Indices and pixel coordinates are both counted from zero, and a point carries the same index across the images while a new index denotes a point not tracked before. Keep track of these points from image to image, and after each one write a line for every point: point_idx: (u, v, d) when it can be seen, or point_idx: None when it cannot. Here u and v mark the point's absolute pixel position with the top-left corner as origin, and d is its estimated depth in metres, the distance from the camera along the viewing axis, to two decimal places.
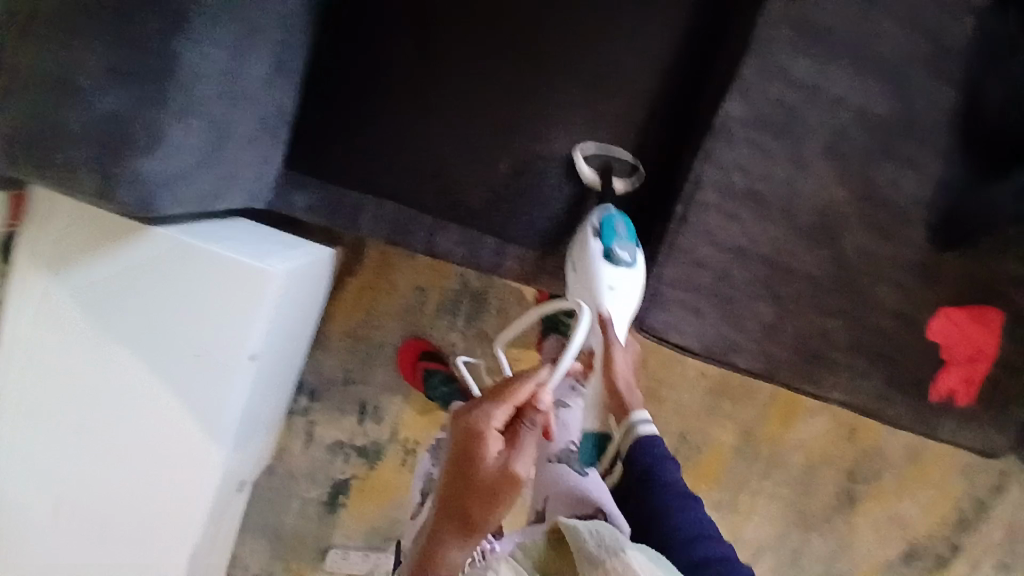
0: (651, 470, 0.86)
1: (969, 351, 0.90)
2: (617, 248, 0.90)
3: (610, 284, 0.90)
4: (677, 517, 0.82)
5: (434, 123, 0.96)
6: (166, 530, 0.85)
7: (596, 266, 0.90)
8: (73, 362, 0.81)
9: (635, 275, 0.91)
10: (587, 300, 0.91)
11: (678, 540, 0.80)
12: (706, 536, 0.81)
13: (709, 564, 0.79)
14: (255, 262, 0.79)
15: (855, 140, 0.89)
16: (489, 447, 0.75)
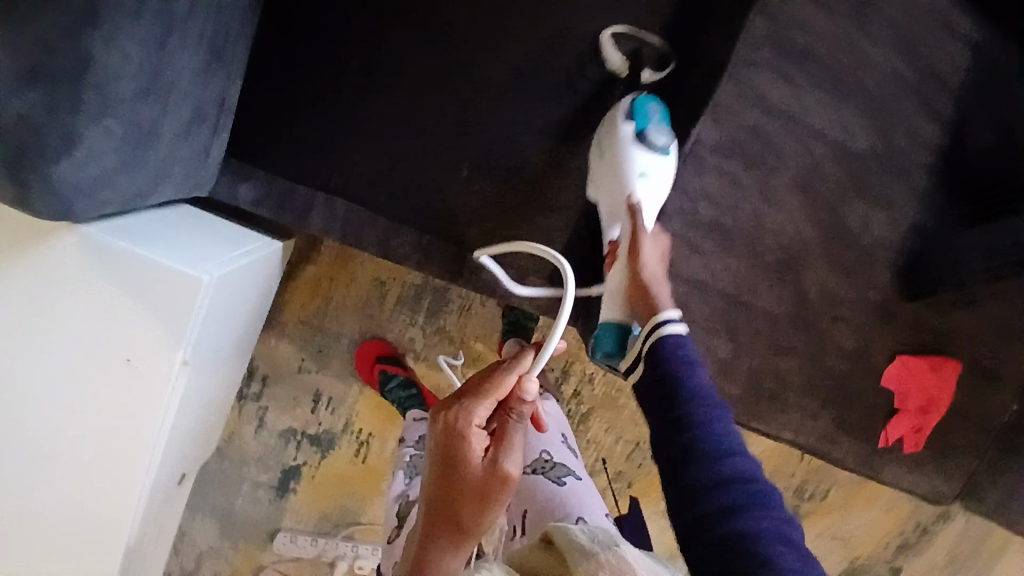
0: (667, 376, 0.60)
1: (922, 401, 0.90)
2: (652, 130, 0.75)
3: (643, 170, 0.75)
4: (699, 424, 0.57)
5: (393, 123, 0.91)
6: (89, 540, 0.81)
7: (625, 149, 0.75)
8: None
9: (669, 164, 0.77)
10: (613, 187, 0.76)
11: (695, 449, 0.56)
12: (738, 449, 0.56)
13: (733, 483, 0.54)
14: (187, 268, 0.75)
15: (831, 175, 0.83)
16: (474, 442, 0.62)
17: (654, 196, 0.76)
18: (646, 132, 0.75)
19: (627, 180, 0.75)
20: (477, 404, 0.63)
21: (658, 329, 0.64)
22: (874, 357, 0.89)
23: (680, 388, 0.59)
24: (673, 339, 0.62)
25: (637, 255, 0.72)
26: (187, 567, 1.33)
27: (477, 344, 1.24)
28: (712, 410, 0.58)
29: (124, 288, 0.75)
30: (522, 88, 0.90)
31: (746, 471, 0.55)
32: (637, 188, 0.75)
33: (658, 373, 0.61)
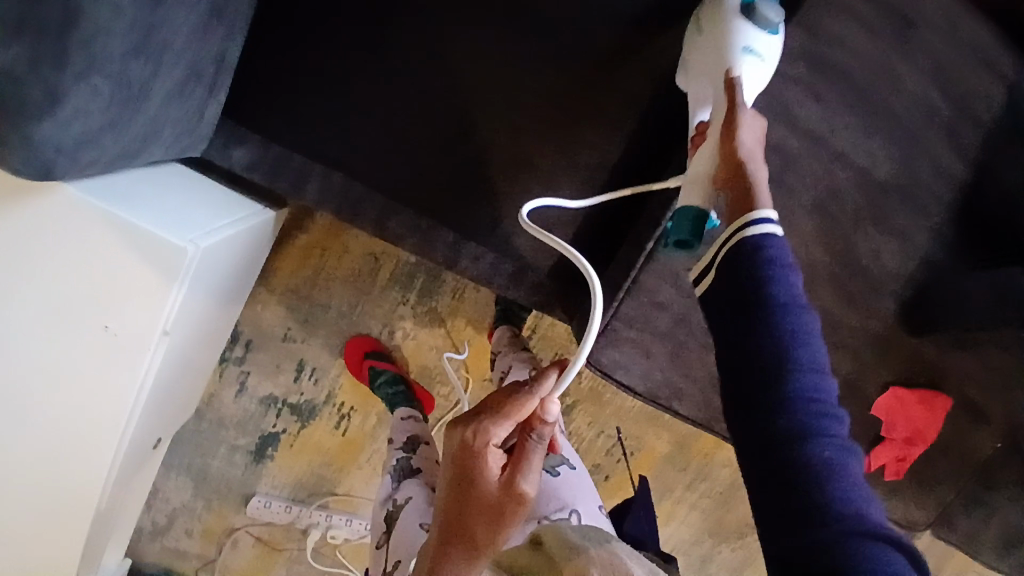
0: (762, 278, 0.52)
1: (908, 432, 0.89)
2: (763, 4, 0.67)
3: (751, 46, 0.65)
4: (786, 338, 0.50)
5: (400, 99, 0.86)
6: (60, 502, 0.80)
7: (736, 22, 0.66)
8: None
9: (776, 46, 0.68)
10: (712, 60, 0.67)
11: (778, 365, 0.49)
12: (817, 365, 0.50)
13: (808, 407, 0.49)
14: (172, 236, 0.71)
15: (850, 200, 0.81)
16: (490, 462, 0.64)
17: (756, 82, 0.67)
18: (756, 5, 0.67)
19: (730, 55, 0.66)
20: (494, 426, 0.64)
21: (750, 227, 0.53)
22: (868, 386, 0.88)
23: (769, 299, 0.51)
24: (765, 245, 0.52)
25: (734, 131, 0.59)
26: (160, 522, 1.34)
27: (467, 328, 1.22)
28: (802, 324, 0.51)
29: (104, 252, 0.71)
30: (539, 76, 0.85)
31: (820, 395, 0.50)
32: (741, 64, 0.65)
33: (746, 275, 0.52)
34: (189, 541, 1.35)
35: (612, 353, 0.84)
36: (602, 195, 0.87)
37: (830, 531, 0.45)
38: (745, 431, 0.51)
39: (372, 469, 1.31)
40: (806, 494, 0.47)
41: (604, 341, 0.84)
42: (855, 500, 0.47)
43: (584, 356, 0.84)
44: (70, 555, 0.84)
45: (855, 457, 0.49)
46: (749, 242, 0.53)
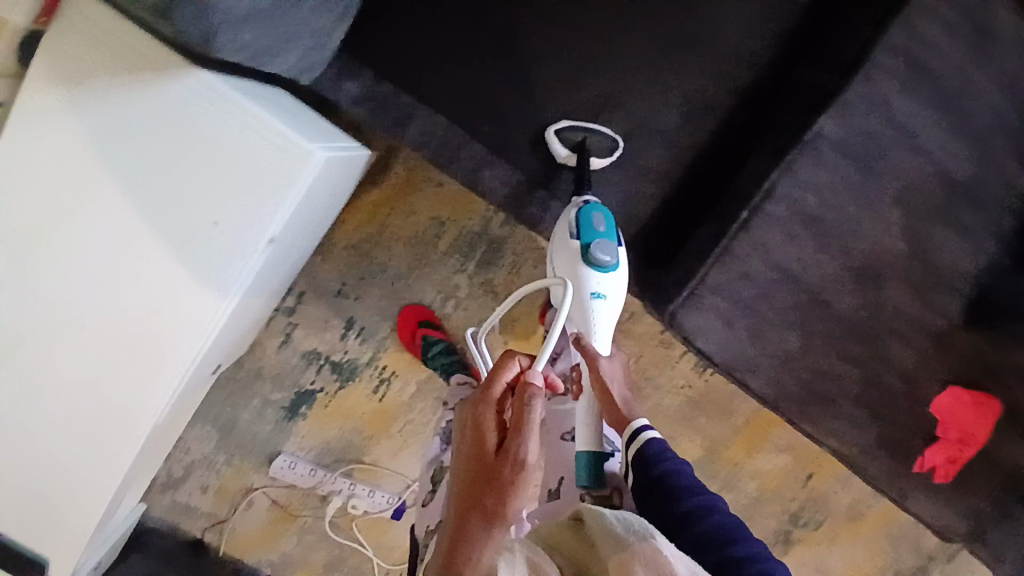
0: (664, 475, 0.76)
1: (961, 433, 0.91)
2: (596, 249, 0.84)
3: (598, 292, 0.86)
4: (705, 519, 0.70)
5: (513, 56, 0.90)
6: (132, 395, 0.80)
7: (582, 273, 0.86)
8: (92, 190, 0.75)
9: (619, 276, 0.87)
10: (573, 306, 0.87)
11: (716, 542, 0.68)
12: (743, 535, 0.68)
13: (749, 558, 0.66)
14: (299, 140, 0.72)
15: (931, 197, 0.85)
16: (491, 433, 0.74)
17: (609, 311, 0.88)
18: (592, 251, 0.84)
19: (585, 303, 0.86)
20: (491, 395, 0.76)
21: (641, 438, 0.81)
22: (928, 384, 0.90)
23: (692, 508, 0.72)
24: (651, 447, 0.79)
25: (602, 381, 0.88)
26: (175, 474, 1.30)
27: (519, 303, 1.23)
28: (716, 507, 0.72)
29: (225, 147, 0.72)
30: (646, 49, 0.90)
31: (752, 550, 0.67)
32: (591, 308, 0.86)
33: (645, 476, 0.77)
34: (201, 498, 1.31)
35: (694, 318, 0.83)
36: (690, 169, 0.91)
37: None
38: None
39: (402, 441, 1.30)
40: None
41: (687, 305, 0.83)
42: None
43: (667, 319, 0.83)
44: (119, 460, 0.83)
45: None
46: (642, 444, 0.80)
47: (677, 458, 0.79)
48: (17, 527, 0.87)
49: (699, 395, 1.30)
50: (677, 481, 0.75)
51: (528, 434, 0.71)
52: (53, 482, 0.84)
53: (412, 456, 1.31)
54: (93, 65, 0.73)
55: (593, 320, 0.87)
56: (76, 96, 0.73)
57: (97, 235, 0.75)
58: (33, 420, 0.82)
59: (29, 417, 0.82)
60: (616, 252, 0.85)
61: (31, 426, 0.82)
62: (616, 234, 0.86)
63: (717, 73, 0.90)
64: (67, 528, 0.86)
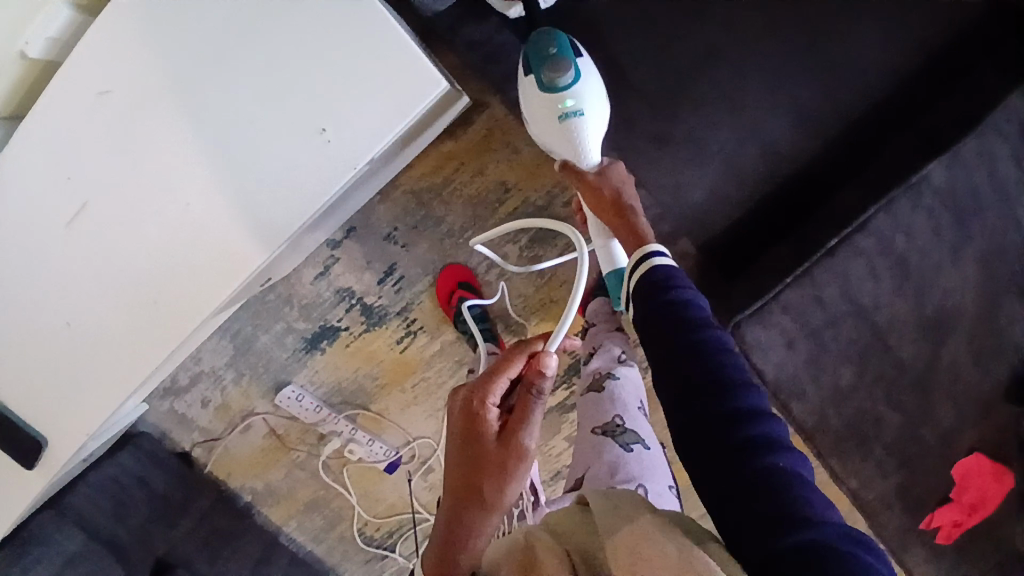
0: (673, 309, 0.69)
1: (973, 500, 0.94)
2: (553, 69, 0.81)
3: (577, 108, 0.81)
4: (715, 360, 0.65)
5: (634, 39, 0.91)
6: (180, 282, 0.77)
7: (551, 98, 0.82)
8: (204, 69, 0.73)
9: (590, 87, 0.83)
10: (555, 140, 0.83)
11: (723, 389, 0.63)
12: (747, 387, 0.64)
13: (752, 411, 0.62)
14: (427, 64, 0.70)
15: (1010, 266, 0.86)
16: (489, 421, 0.74)
17: (594, 118, 0.83)
18: (551, 73, 0.81)
19: (566, 129, 0.82)
20: (493, 382, 0.75)
21: (648, 262, 0.73)
22: (959, 446, 0.91)
23: (703, 343, 0.67)
24: (665, 273, 0.72)
25: (597, 209, 0.82)
26: (179, 383, 1.27)
27: (563, 286, 1.23)
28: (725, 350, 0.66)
29: (349, 51, 0.71)
30: (763, 62, 0.90)
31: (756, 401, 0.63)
32: (575, 129, 0.82)
33: (659, 300, 0.71)
34: (200, 412, 1.28)
35: (756, 333, 0.83)
36: (781, 189, 0.91)
37: (794, 516, 0.54)
38: (698, 451, 0.63)
39: (413, 397, 1.30)
40: (765, 489, 0.56)
41: (753, 319, 0.83)
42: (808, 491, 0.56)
43: (729, 328, 0.84)
44: (153, 348, 0.80)
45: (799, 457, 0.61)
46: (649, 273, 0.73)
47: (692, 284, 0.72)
48: (36, 394, 0.84)
49: None
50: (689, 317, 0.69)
51: (531, 425, 0.72)
52: (84, 352, 0.82)
53: (419, 414, 1.31)
54: None
55: (585, 143, 0.82)
56: None
57: (197, 114, 0.74)
58: (82, 286, 0.80)
59: (79, 283, 0.80)
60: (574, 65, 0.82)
61: (79, 292, 0.80)
62: (571, 49, 0.82)
63: (830, 99, 0.90)
64: (87, 404, 0.84)
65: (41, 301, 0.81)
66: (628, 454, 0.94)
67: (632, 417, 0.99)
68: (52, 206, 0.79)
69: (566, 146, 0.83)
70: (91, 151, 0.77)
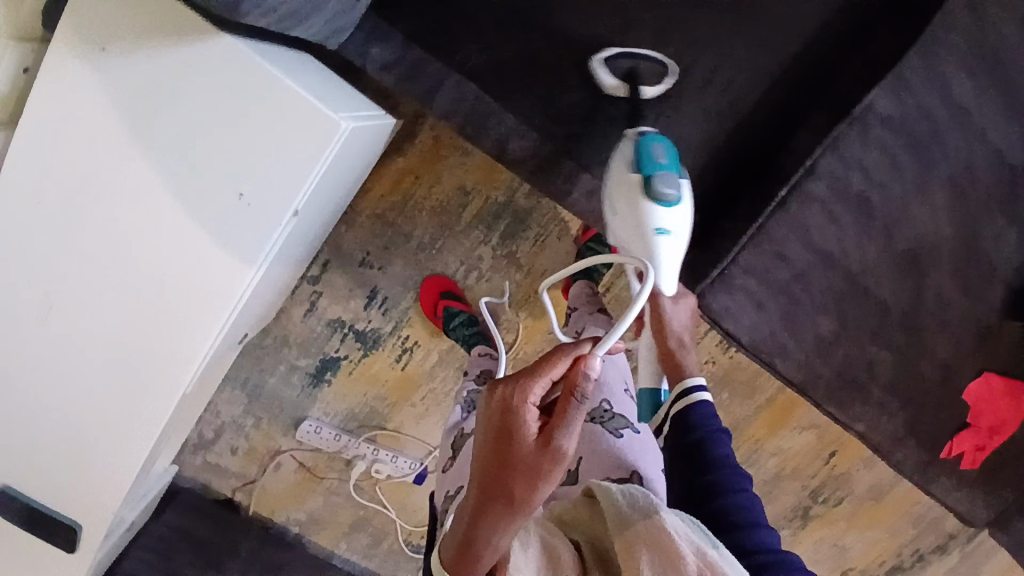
0: (700, 443, 0.69)
1: (993, 421, 0.89)
2: (658, 180, 0.74)
3: (663, 226, 0.74)
4: (730, 498, 0.64)
5: (549, 17, 0.85)
6: (157, 359, 0.81)
7: (644, 206, 0.75)
8: (116, 158, 0.74)
9: (684, 212, 0.76)
10: (633, 243, 0.75)
11: (734, 526, 0.63)
12: (763, 526, 0.63)
13: (764, 546, 0.61)
14: (326, 110, 0.70)
15: (982, 182, 0.81)
16: (527, 421, 0.61)
17: (676, 251, 0.76)
18: (653, 183, 0.75)
19: (648, 238, 0.75)
20: (529, 374, 0.61)
21: (688, 397, 0.73)
22: (964, 371, 0.88)
23: (717, 484, 0.66)
24: (696, 412, 0.72)
25: (663, 324, 0.77)
26: (206, 436, 1.34)
27: (543, 276, 1.22)
28: (746, 494, 0.66)
29: (252, 115, 0.71)
30: (688, 13, 0.84)
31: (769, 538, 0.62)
32: (655, 245, 0.74)
33: (684, 440, 0.71)
34: (231, 459, 1.35)
35: (723, 300, 0.82)
36: (730, 147, 0.87)
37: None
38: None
39: (424, 409, 1.32)
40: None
41: (717, 287, 0.82)
42: None
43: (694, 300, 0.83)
44: (148, 424, 0.84)
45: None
46: (686, 405, 0.73)
47: (724, 430, 0.71)
48: (57, 485, 0.90)
49: (722, 372, 1.29)
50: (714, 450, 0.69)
51: (573, 425, 0.58)
52: (87, 441, 0.87)
53: (434, 423, 1.33)
54: (106, 23, 0.71)
55: (657, 259, 0.75)
56: (91, 62, 0.72)
57: (123, 203, 0.75)
58: (70, 383, 0.84)
59: (65, 380, 0.84)
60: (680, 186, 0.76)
61: (67, 387, 0.84)
62: (677, 168, 0.77)
63: (767, 39, 0.83)
64: (100, 485, 0.89)
65: (36, 405, 0.86)
66: (618, 440, 0.90)
67: (619, 400, 0.95)
68: (15, 318, 0.82)
69: (641, 252, 0.75)
70: (38, 261, 0.79)
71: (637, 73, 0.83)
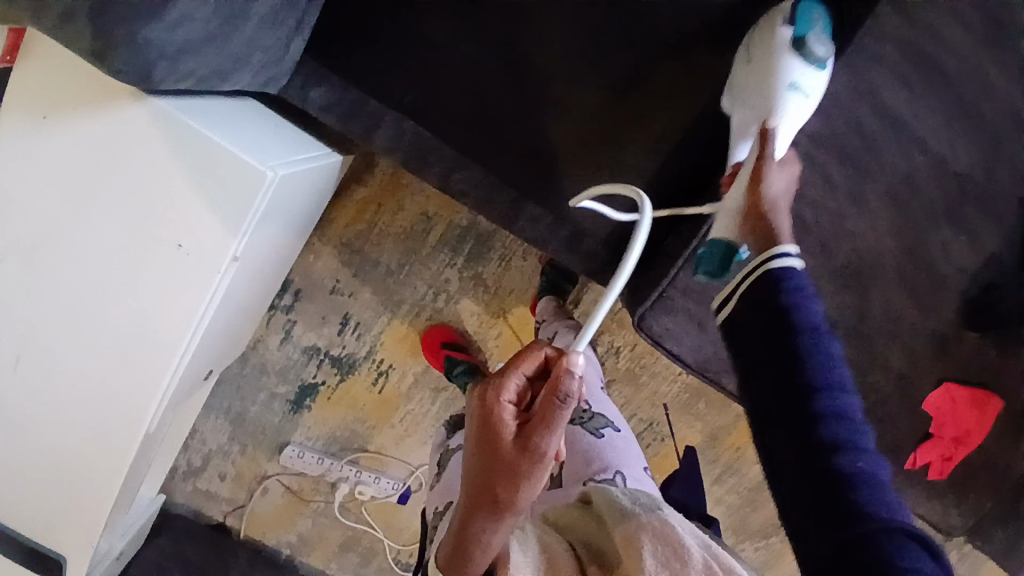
0: (782, 298, 0.55)
1: (956, 432, 0.86)
2: (815, 40, 0.67)
3: (797, 82, 0.66)
4: (814, 358, 0.53)
5: (477, 48, 0.85)
6: (117, 405, 0.84)
7: (786, 57, 0.67)
8: (64, 219, 0.77)
9: (821, 85, 0.69)
10: (758, 94, 0.68)
11: (812, 386, 0.52)
12: (846, 386, 0.53)
13: (839, 422, 0.51)
14: (254, 161, 0.73)
15: (924, 192, 0.78)
16: (508, 420, 0.60)
17: (799, 117, 0.68)
18: (807, 41, 0.67)
19: (776, 90, 0.67)
20: (505, 377, 0.61)
21: (776, 261, 0.57)
22: (922, 384, 0.85)
23: (801, 344, 0.53)
24: (788, 276, 0.56)
25: (761, 183, 0.64)
26: (195, 463, 1.38)
27: (511, 296, 1.23)
28: (830, 356, 0.54)
29: (184, 168, 0.73)
30: (615, 38, 0.83)
31: (848, 410, 0.52)
32: (783, 101, 0.66)
33: (767, 293, 0.56)
34: (220, 484, 1.39)
35: (662, 322, 0.83)
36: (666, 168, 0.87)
37: (863, 544, 0.46)
38: (775, 456, 0.53)
39: (403, 430, 1.34)
40: (837, 508, 0.48)
41: (656, 308, 0.82)
42: (895, 516, 0.48)
43: (635, 322, 0.84)
44: (115, 466, 0.88)
45: (886, 466, 0.51)
46: (769, 271, 0.57)
47: (810, 287, 0.57)
48: (34, 527, 0.93)
49: (697, 383, 1.28)
50: (793, 308, 0.55)
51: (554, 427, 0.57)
52: (58, 486, 0.90)
53: (414, 444, 1.35)
54: (44, 91, 0.75)
55: (780, 114, 0.67)
56: (34, 130, 0.75)
57: (74, 259, 0.79)
58: (39, 430, 0.88)
59: (34, 429, 0.87)
60: (828, 52, 0.68)
61: (36, 434, 0.88)
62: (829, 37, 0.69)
63: (692, 57, 0.82)
64: (72, 525, 0.92)
65: (8, 453, 0.89)
66: (600, 441, 0.90)
67: (596, 402, 0.96)
68: None
69: (763, 108, 0.68)
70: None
71: None
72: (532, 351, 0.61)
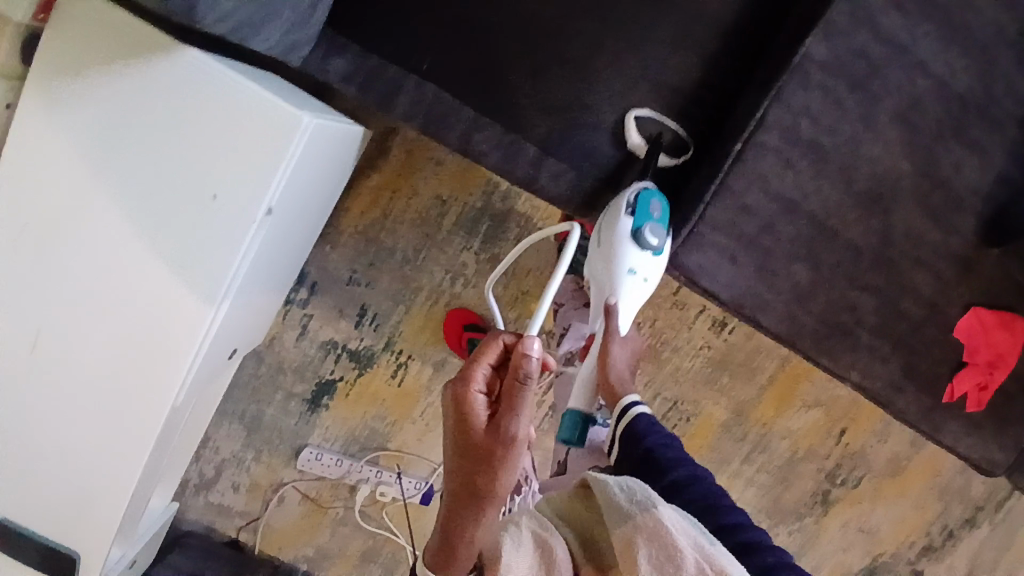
0: (653, 454, 0.78)
1: (990, 355, 0.87)
2: (648, 231, 0.80)
3: (632, 268, 0.83)
4: (690, 488, 0.73)
5: (492, 5, 0.88)
6: (144, 375, 0.81)
7: (620, 247, 0.83)
8: (93, 178, 0.77)
9: (663, 263, 0.83)
10: (605, 282, 0.87)
11: (701, 509, 0.71)
12: (727, 503, 0.71)
13: (735, 527, 0.68)
14: (291, 109, 0.74)
15: (928, 112, 0.83)
16: (478, 408, 0.68)
17: (638, 295, 0.87)
18: (641, 233, 0.81)
19: (617, 278, 0.85)
20: (472, 372, 0.70)
21: (629, 414, 0.84)
22: (949, 307, 0.87)
23: (678, 480, 0.74)
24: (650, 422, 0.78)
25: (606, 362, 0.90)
26: (207, 475, 1.32)
27: (528, 276, 1.23)
28: (704, 482, 0.74)
29: (221, 120, 0.75)
30: None
31: (740, 518, 0.69)
32: (619, 288, 0.86)
33: (643, 453, 0.79)
34: (234, 497, 1.33)
35: (696, 259, 0.82)
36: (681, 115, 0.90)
37: None
38: None
39: (425, 424, 1.31)
40: None
41: (687, 247, 0.83)
42: None
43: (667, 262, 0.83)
44: (138, 444, 0.84)
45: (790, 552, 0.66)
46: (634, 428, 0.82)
47: (671, 439, 0.80)
48: (48, 520, 0.89)
49: (718, 356, 1.28)
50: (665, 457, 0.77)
51: (519, 408, 0.65)
52: (78, 470, 0.86)
53: (437, 439, 1.32)
54: (76, 52, 0.76)
55: (620, 294, 0.86)
56: (67, 90, 0.76)
57: (103, 219, 0.78)
58: (58, 410, 0.84)
59: (53, 408, 0.84)
60: (665, 239, 0.82)
61: (55, 414, 0.84)
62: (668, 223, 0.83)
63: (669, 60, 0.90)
64: (93, 514, 0.88)
65: (24, 439, 0.86)
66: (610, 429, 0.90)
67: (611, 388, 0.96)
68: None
69: (608, 292, 0.87)
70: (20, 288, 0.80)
71: (661, 138, 0.89)
72: (492, 344, 0.72)
